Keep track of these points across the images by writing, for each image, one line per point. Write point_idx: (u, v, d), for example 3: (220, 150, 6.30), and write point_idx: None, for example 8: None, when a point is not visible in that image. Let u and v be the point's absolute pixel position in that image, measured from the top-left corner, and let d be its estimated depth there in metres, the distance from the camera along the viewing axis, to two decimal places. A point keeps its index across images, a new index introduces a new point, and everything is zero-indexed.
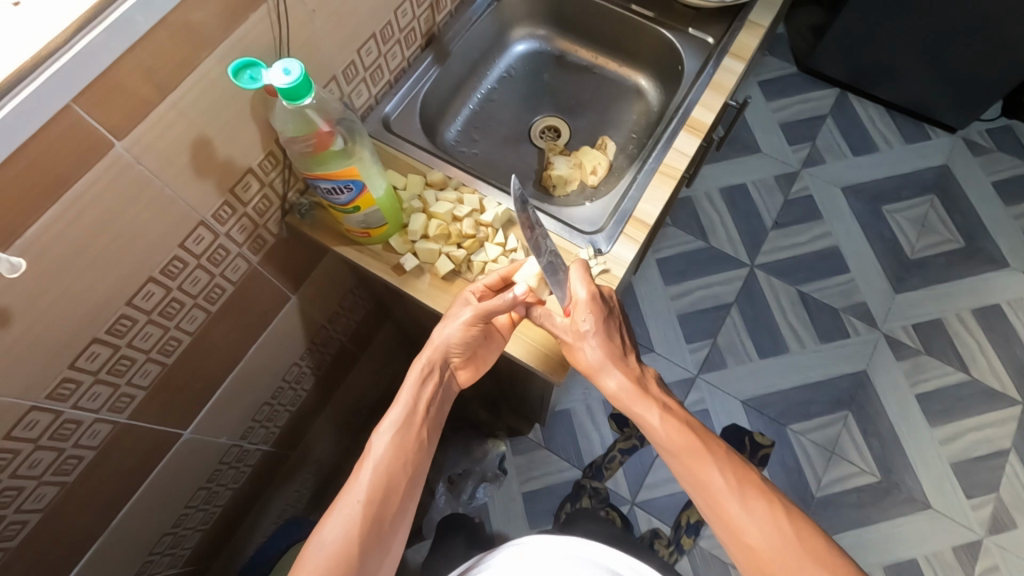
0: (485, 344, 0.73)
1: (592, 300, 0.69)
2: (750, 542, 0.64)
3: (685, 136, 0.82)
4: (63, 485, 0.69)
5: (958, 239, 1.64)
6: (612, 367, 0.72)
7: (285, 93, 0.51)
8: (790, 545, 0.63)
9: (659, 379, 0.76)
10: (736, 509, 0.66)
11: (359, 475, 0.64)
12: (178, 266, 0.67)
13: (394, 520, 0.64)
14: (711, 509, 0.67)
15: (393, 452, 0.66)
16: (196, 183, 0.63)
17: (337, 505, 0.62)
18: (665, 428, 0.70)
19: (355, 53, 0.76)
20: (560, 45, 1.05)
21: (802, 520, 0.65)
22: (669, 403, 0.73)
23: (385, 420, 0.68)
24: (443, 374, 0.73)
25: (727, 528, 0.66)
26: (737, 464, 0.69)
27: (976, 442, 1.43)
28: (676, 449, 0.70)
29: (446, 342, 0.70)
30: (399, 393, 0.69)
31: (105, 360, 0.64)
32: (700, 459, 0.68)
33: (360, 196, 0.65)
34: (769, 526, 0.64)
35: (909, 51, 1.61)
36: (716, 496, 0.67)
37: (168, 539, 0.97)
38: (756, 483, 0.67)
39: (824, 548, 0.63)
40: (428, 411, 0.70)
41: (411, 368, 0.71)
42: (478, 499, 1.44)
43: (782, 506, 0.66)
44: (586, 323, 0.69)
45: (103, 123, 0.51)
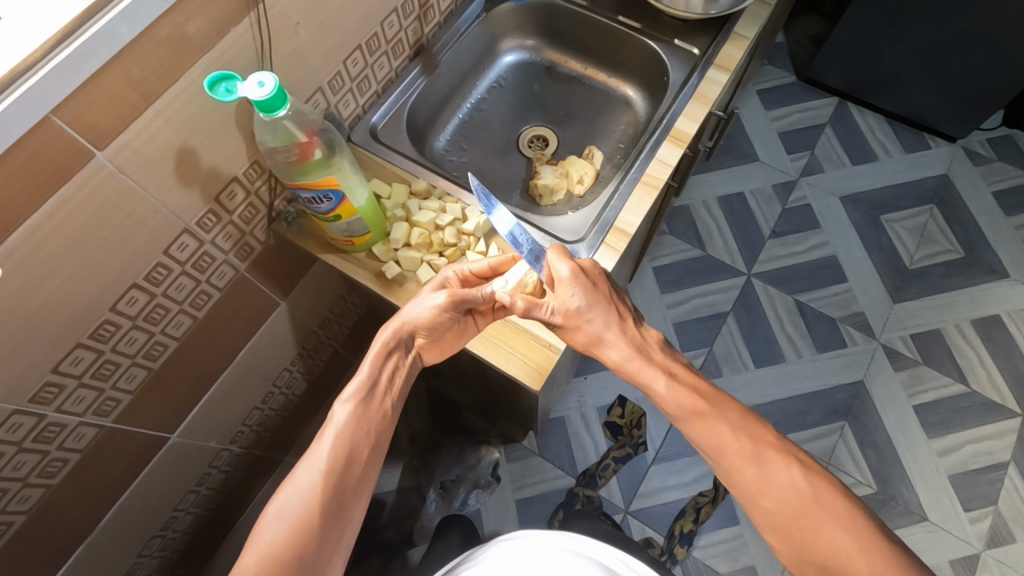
0: (454, 327, 0.72)
1: (574, 274, 0.70)
2: (769, 502, 0.64)
3: (668, 147, 0.83)
4: (47, 487, 0.70)
5: (958, 249, 1.63)
6: (609, 338, 0.72)
7: (261, 106, 0.52)
8: (810, 503, 0.63)
9: (664, 342, 0.75)
10: (753, 470, 0.65)
11: (320, 444, 0.63)
12: (162, 273, 0.68)
13: (357, 487, 0.63)
14: (729, 470, 0.67)
15: (354, 420, 0.64)
16: (180, 191, 0.65)
17: (296, 473, 0.61)
18: (672, 393, 0.70)
19: (341, 64, 0.77)
20: (549, 56, 1.07)
21: (820, 477, 0.64)
22: (674, 369, 0.72)
23: (347, 390, 0.66)
24: (407, 349, 0.72)
25: (746, 489, 0.66)
26: (753, 425, 0.68)
27: (975, 455, 1.42)
28: (685, 413, 0.69)
29: (414, 319, 0.69)
30: (360, 365, 0.68)
31: (88, 365, 0.65)
32: (713, 422, 0.68)
33: (340, 205, 0.66)
34: (789, 484, 0.64)
35: (905, 60, 1.61)
36: (732, 457, 0.67)
37: (156, 542, 0.97)
38: (772, 442, 0.67)
39: (845, 504, 0.63)
40: (389, 386, 0.69)
41: (374, 341, 0.69)
42: (471, 506, 1.43)
43: (800, 464, 0.65)
44: (574, 298, 0.70)
45: (85, 133, 0.52)
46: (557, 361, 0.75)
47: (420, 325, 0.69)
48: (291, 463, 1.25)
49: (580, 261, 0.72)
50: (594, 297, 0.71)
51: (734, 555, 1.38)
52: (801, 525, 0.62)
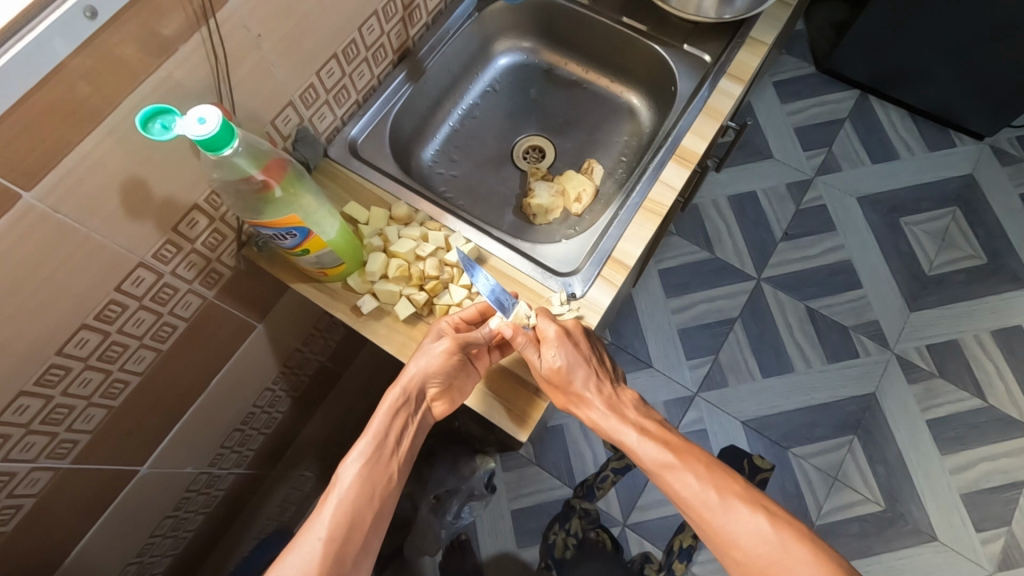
0: (462, 375, 0.66)
1: (562, 335, 0.66)
2: (742, 555, 0.59)
3: (673, 168, 0.76)
4: (0, 535, 0.66)
5: (981, 255, 1.54)
6: (588, 397, 0.69)
7: (204, 144, 0.49)
8: (781, 551, 0.57)
9: (638, 400, 0.73)
10: (722, 520, 0.60)
11: (322, 511, 0.57)
12: (116, 310, 0.62)
13: (358, 559, 0.57)
14: (699, 523, 0.62)
15: (360, 483, 0.59)
16: (130, 225, 0.59)
17: (295, 543, 0.55)
18: (643, 447, 0.66)
19: (314, 75, 0.71)
20: (548, 58, 0.99)
21: (793, 528, 0.59)
22: (647, 425, 0.69)
23: (355, 449, 0.62)
24: (417, 405, 0.67)
25: (717, 542, 0.61)
26: (717, 472, 0.64)
27: (990, 473, 1.35)
28: (654, 467, 0.65)
29: (422, 370, 0.64)
30: (368, 423, 0.63)
31: (37, 411, 0.61)
32: (678, 472, 0.64)
33: (307, 239, 0.62)
34: (758, 532, 0.59)
35: (933, 53, 1.50)
36: (698, 508, 0.62)
37: (133, 567, 0.94)
38: (738, 490, 0.62)
39: (818, 548, 0.57)
40: (398, 445, 0.64)
41: (385, 396, 0.65)
42: (463, 519, 1.34)
43: (766, 510, 0.60)
44: (557, 360, 0.65)
45: (8, 173, 0.46)
46: (547, 409, 0.68)
47: (429, 377, 0.64)
48: (277, 477, 1.21)
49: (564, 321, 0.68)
50: (577, 360, 0.67)
51: None
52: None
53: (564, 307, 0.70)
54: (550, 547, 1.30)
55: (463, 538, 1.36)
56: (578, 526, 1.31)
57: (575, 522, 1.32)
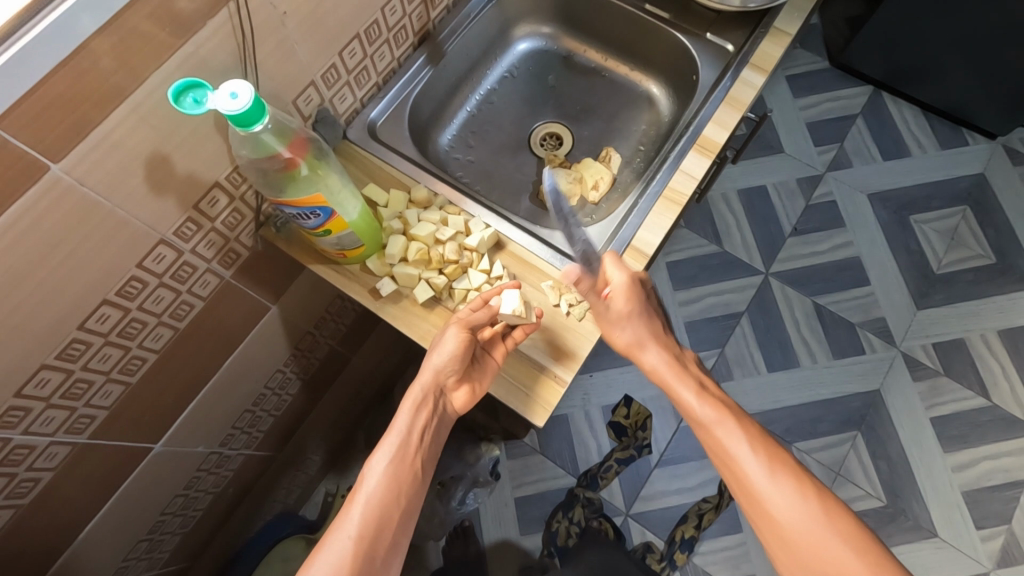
0: (477, 367, 0.67)
1: (630, 284, 0.67)
2: (779, 520, 0.59)
3: (693, 157, 0.76)
4: (18, 507, 0.66)
5: (989, 255, 1.54)
6: (647, 346, 0.69)
7: (235, 119, 0.49)
8: (818, 524, 0.58)
9: (694, 360, 0.73)
10: (764, 483, 0.61)
11: (350, 511, 0.58)
12: (137, 287, 0.62)
13: (388, 558, 0.57)
14: (738, 481, 0.63)
15: (387, 483, 0.60)
16: (153, 202, 0.59)
17: (325, 542, 0.56)
18: (699, 401, 0.67)
19: (336, 55, 0.71)
20: (566, 45, 0.99)
21: (833, 505, 0.60)
22: (704, 381, 0.69)
23: (379, 449, 0.62)
24: (437, 403, 0.67)
25: (751, 496, 0.62)
26: (764, 436, 0.65)
27: (991, 471, 1.36)
28: (702, 418, 0.66)
29: (435, 366, 0.65)
30: (391, 423, 0.64)
31: (57, 385, 0.61)
32: (728, 431, 0.64)
33: (330, 221, 0.63)
34: (796, 497, 0.60)
35: (948, 51, 1.49)
36: (740, 464, 0.63)
37: (143, 545, 0.95)
38: (785, 459, 0.63)
39: (850, 522, 0.58)
40: (422, 441, 0.64)
41: (406, 394, 0.65)
42: (468, 505, 1.34)
43: (807, 481, 0.61)
44: (622, 303, 0.67)
45: (36, 145, 0.46)
46: (564, 391, 0.67)
47: (445, 370, 0.65)
48: (285, 459, 1.21)
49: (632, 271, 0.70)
50: (640, 309, 0.68)
51: (735, 564, 1.31)
52: (804, 539, 0.58)
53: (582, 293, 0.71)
54: (552, 534, 1.30)
55: (467, 525, 1.35)
56: (580, 514, 1.30)
57: (578, 510, 1.31)
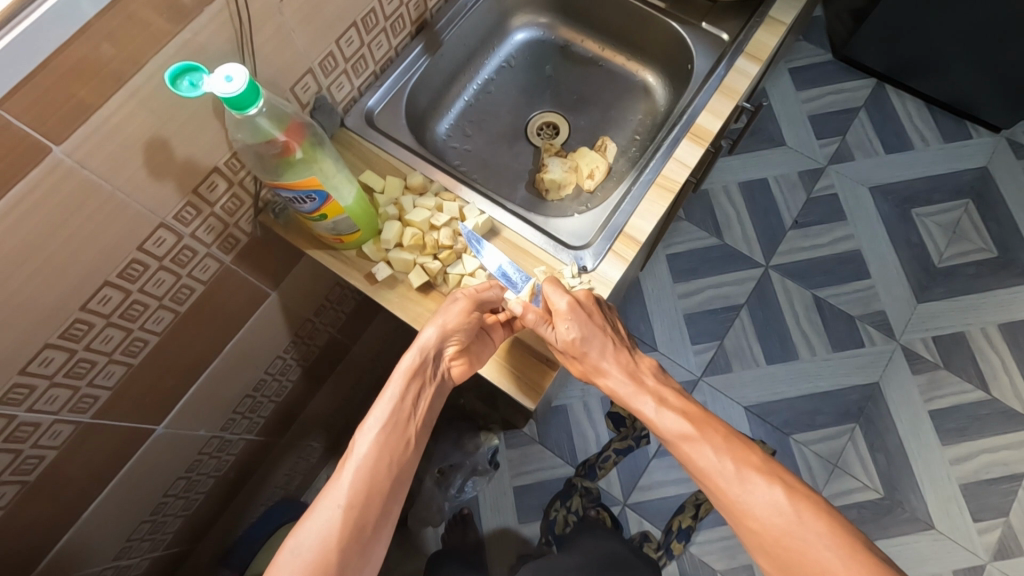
0: (479, 339, 0.69)
1: (573, 307, 0.66)
2: (756, 525, 0.61)
3: (687, 145, 0.77)
4: (23, 484, 0.68)
5: (991, 248, 1.53)
6: (605, 366, 0.71)
7: (230, 102, 0.51)
8: (795, 522, 0.59)
9: (657, 368, 0.74)
10: (738, 491, 0.62)
11: (341, 477, 0.60)
12: (138, 269, 0.64)
13: (378, 525, 0.59)
14: (714, 492, 0.64)
15: (377, 451, 0.61)
16: (153, 185, 0.60)
17: (315, 508, 0.58)
18: (661, 418, 0.68)
19: (334, 43, 0.72)
20: (564, 35, 1.00)
21: (807, 499, 0.61)
22: (666, 395, 0.71)
23: (372, 416, 0.63)
24: (435, 369, 0.68)
25: (732, 511, 0.63)
26: (735, 444, 0.66)
27: (989, 465, 1.36)
28: (673, 436, 0.67)
29: (440, 329, 0.65)
30: (385, 388, 0.65)
31: (61, 364, 0.62)
32: (696, 444, 0.66)
33: (325, 204, 0.64)
34: (773, 504, 0.61)
35: (950, 44, 1.48)
36: (713, 477, 0.64)
37: (147, 525, 0.97)
38: (755, 462, 0.64)
39: (829, 519, 0.59)
40: (416, 410, 0.65)
41: (403, 358, 0.66)
42: (466, 493, 1.36)
43: (783, 482, 0.62)
44: (571, 331, 0.66)
45: (38, 127, 0.47)
46: (556, 375, 0.71)
47: (446, 336, 0.66)
48: (287, 445, 1.23)
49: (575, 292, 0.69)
50: (591, 330, 0.68)
51: (731, 554, 1.31)
52: (785, 545, 0.59)
53: (575, 279, 0.72)
54: (550, 523, 1.31)
55: (466, 512, 1.36)
56: (578, 503, 1.32)
57: (575, 500, 1.33)
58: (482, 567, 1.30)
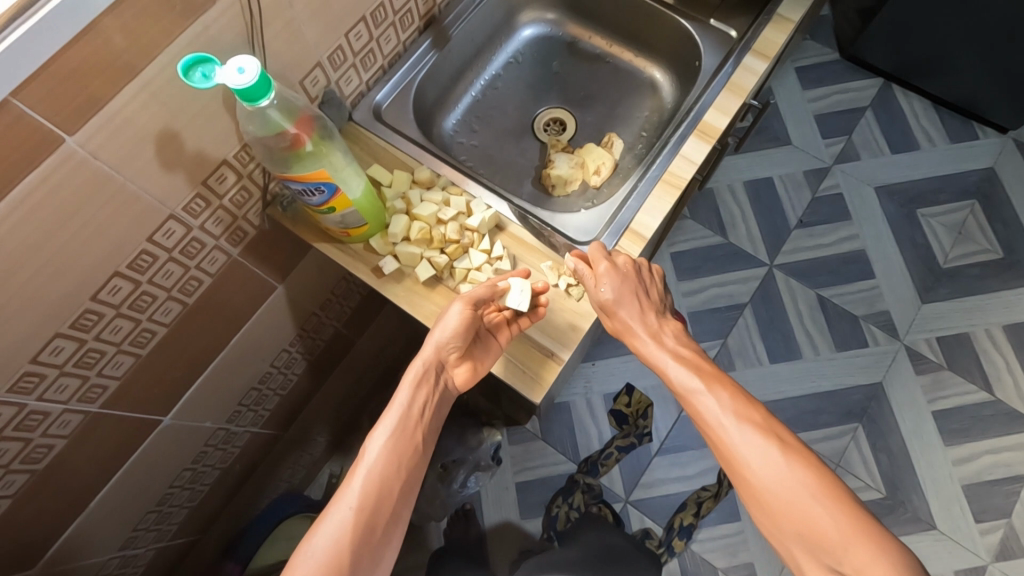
0: (478, 345, 0.69)
1: (614, 271, 0.69)
2: (751, 477, 0.61)
3: (694, 142, 0.77)
4: (32, 472, 0.69)
5: (996, 249, 1.53)
6: (634, 326, 0.71)
7: (242, 94, 0.51)
8: (790, 478, 0.60)
9: (680, 331, 0.74)
10: (735, 442, 0.63)
11: (352, 481, 0.60)
12: (147, 261, 0.64)
13: (389, 527, 0.60)
14: (716, 445, 0.65)
15: (388, 455, 0.62)
16: (164, 177, 0.61)
17: (328, 512, 0.58)
18: (673, 368, 0.69)
19: (343, 37, 0.72)
20: (571, 31, 1.00)
21: (805, 459, 0.61)
22: (682, 350, 0.72)
23: (380, 425, 0.64)
24: (438, 378, 0.69)
25: (731, 465, 0.63)
26: (743, 402, 0.66)
27: (992, 466, 1.36)
28: (682, 390, 0.68)
29: (437, 340, 0.67)
30: (393, 397, 0.66)
31: (71, 354, 0.63)
32: (702, 395, 0.67)
33: (334, 197, 0.64)
34: (767, 458, 0.61)
35: (958, 44, 1.48)
36: (718, 430, 0.65)
37: (153, 516, 0.97)
38: (758, 419, 0.64)
39: (825, 478, 0.59)
40: (422, 416, 0.66)
41: (407, 369, 0.67)
42: (469, 488, 1.36)
43: (783, 441, 0.62)
44: (608, 292, 0.68)
45: (52, 118, 0.48)
46: (562, 370, 0.70)
47: (445, 346, 0.67)
48: (291, 439, 1.24)
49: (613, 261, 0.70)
50: (627, 294, 0.69)
51: (732, 551, 1.31)
52: (780, 501, 0.59)
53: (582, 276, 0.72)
54: (552, 518, 1.32)
55: (469, 507, 1.36)
56: (580, 500, 1.32)
57: (578, 496, 1.33)
58: (484, 562, 1.30)
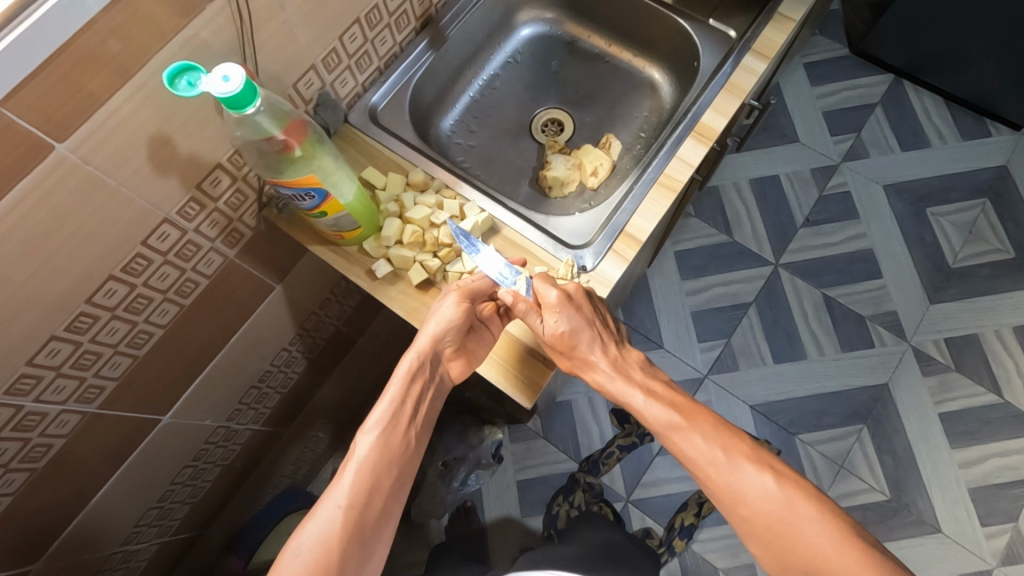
0: (474, 337, 0.71)
1: (562, 300, 0.67)
2: (748, 511, 0.61)
3: (691, 144, 0.76)
4: (32, 471, 0.70)
5: (1007, 249, 1.50)
6: (592, 359, 0.70)
7: (228, 101, 0.51)
8: (787, 509, 0.60)
9: (644, 361, 0.74)
10: (728, 478, 0.62)
11: (341, 478, 0.60)
12: (142, 263, 0.65)
13: (378, 525, 0.60)
14: (705, 482, 0.64)
15: (378, 453, 0.62)
16: (158, 181, 0.61)
17: (316, 510, 0.58)
18: (651, 409, 0.68)
19: (337, 39, 0.72)
20: (570, 30, 0.99)
21: (798, 486, 0.61)
22: (653, 386, 0.70)
23: (370, 420, 0.64)
24: (433, 371, 0.69)
25: (723, 499, 0.63)
26: (727, 433, 0.65)
27: (999, 469, 1.34)
28: (661, 427, 0.67)
29: (433, 333, 0.67)
30: (384, 391, 0.65)
31: (67, 356, 0.64)
32: (686, 433, 0.65)
33: (325, 202, 0.65)
34: (764, 490, 0.61)
35: (971, 40, 1.44)
36: (708, 469, 0.63)
37: (154, 512, 0.99)
38: (747, 449, 0.64)
39: (817, 503, 0.60)
40: (415, 412, 0.66)
41: (401, 362, 0.67)
42: (470, 486, 1.36)
43: (773, 469, 0.63)
44: (560, 325, 0.66)
45: (43, 124, 0.48)
46: (553, 375, 0.72)
47: (441, 339, 0.67)
48: (294, 436, 1.25)
49: (565, 286, 0.69)
50: (580, 322, 0.67)
51: (733, 552, 1.31)
52: (776, 532, 0.59)
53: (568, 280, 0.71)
54: (552, 517, 1.31)
55: (469, 504, 1.36)
56: (581, 498, 1.31)
57: (579, 495, 1.32)
58: (484, 559, 1.30)
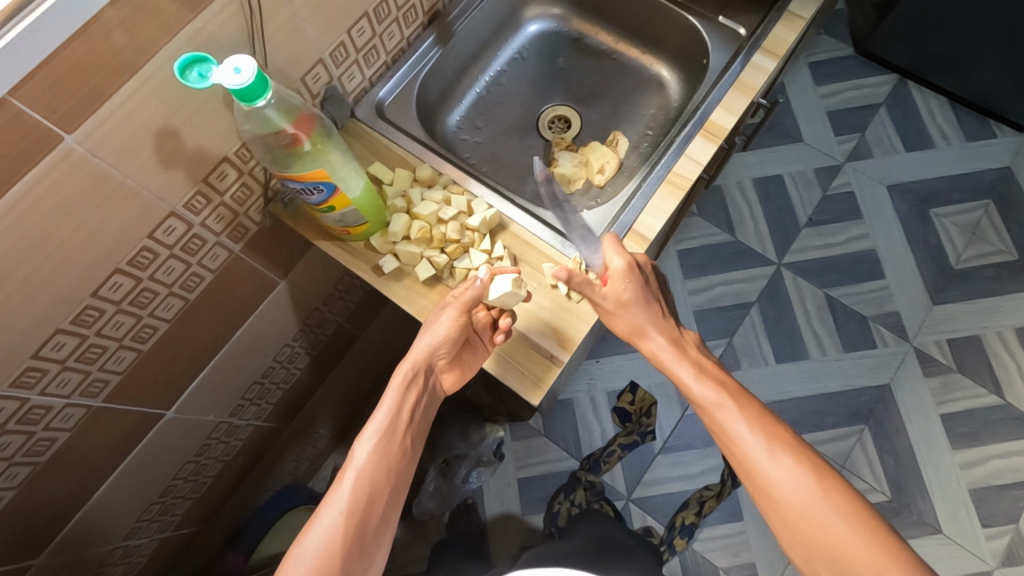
0: (470, 349, 0.70)
1: (629, 269, 0.68)
2: (779, 497, 0.61)
3: (700, 142, 0.76)
4: (36, 465, 0.69)
5: (1010, 251, 1.50)
6: (649, 331, 0.71)
7: (238, 93, 0.51)
8: (820, 501, 0.59)
9: (698, 343, 0.74)
10: (764, 463, 0.63)
11: (340, 486, 0.60)
12: (148, 257, 0.64)
13: (378, 531, 0.60)
14: (740, 462, 0.65)
15: (377, 460, 0.62)
16: (164, 174, 0.61)
17: (316, 518, 0.58)
18: (698, 384, 0.68)
19: (345, 33, 0.71)
20: (577, 27, 0.99)
21: (834, 482, 0.61)
22: (704, 363, 0.71)
23: (368, 428, 0.64)
24: (426, 381, 0.69)
25: (754, 484, 0.63)
26: (767, 420, 0.66)
27: (1000, 470, 1.34)
28: (705, 404, 0.68)
29: (427, 346, 0.67)
30: (381, 400, 0.66)
31: (72, 349, 0.63)
32: (729, 413, 0.66)
33: (333, 197, 0.64)
34: (799, 480, 0.61)
35: (978, 41, 1.44)
36: (745, 450, 0.64)
37: (156, 507, 0.98)
38: (787, 438, 0.64)
39: (854, 501, 0.59)
40: (412, 419, 0.66)
41: (394, 373, 0.67)
42: (471, 483, 1.36)
43: (811, 464, 0.62)
44: (626, 291, 0.68)
45: (50, 116, 0.48)
46: (562, 369, 0.69)
47: (435, 351, 0.67)
48: (295, 432, 1.25)
49: (633, 254, 0.71)
50: (642, 294, 0.70)
51: (734, 551, 1.31)
52: (804, 520, 0.59)
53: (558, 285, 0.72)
54: (553, 516, 1.31)
55: (470, 502, 1.36)
56: (582, 496, 1.30)
57: (579, 493, 1.32)
58: (484, 556, 1.30)
